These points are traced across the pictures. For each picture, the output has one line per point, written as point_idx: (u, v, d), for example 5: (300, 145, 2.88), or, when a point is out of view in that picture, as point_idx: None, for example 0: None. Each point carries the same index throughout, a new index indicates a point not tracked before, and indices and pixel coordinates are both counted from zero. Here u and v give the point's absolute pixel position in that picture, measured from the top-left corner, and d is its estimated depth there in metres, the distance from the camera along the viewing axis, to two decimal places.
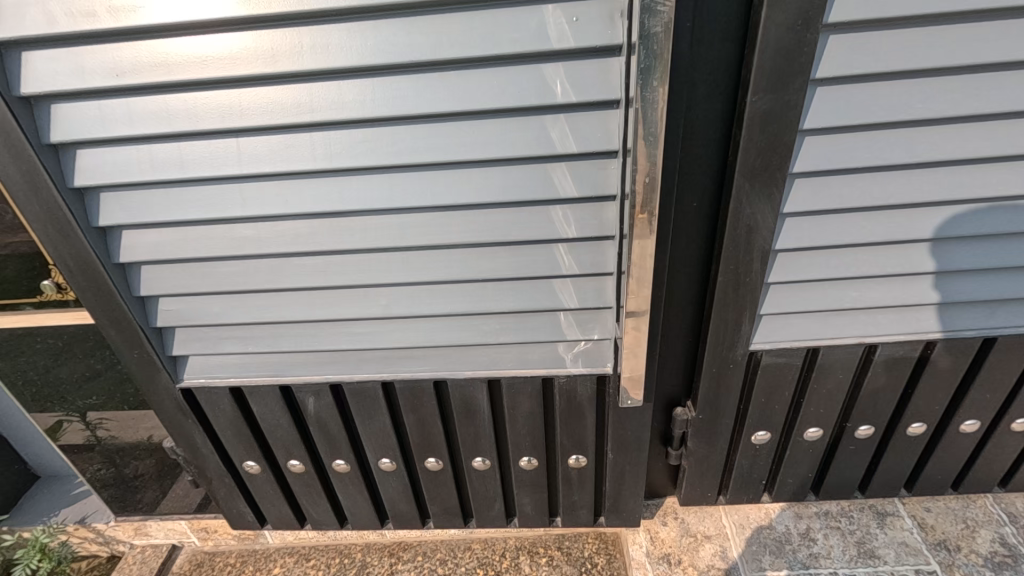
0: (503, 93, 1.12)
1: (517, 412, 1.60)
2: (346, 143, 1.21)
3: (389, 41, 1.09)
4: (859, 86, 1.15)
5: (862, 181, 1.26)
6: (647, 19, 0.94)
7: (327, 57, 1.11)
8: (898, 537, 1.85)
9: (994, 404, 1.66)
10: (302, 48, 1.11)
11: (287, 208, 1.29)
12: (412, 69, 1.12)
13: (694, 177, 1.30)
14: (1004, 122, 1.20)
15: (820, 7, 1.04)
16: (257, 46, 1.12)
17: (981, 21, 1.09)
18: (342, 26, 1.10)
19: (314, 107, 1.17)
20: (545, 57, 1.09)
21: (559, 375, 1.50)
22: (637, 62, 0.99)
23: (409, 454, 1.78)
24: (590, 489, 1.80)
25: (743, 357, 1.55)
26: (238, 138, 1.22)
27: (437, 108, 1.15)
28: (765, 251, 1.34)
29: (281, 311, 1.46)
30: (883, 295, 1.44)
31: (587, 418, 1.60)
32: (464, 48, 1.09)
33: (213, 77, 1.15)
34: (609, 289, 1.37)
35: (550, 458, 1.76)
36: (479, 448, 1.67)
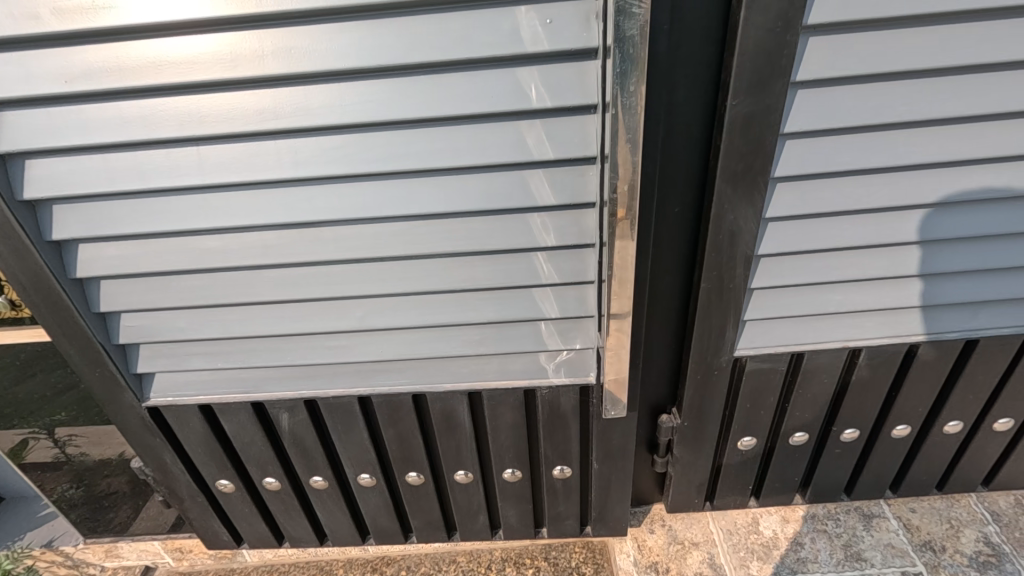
0: (479, 98, 1.08)
1: (500, 424, 1.56)
2: (314, 151, 1.15)
3: (359, 44, 1.04)
4: (840, 88, 1.13)
5: (844, 185, 1.24)
6: (623, 21, 0.91)
7: (293, 61, 1.06)
8: (884, 539, 1.84)
9: (976, 405, 1.66)
10: (266, 52, 1.06)
11: (255, 219, 1.23)
12: (383, 74, 1.07)
13: (676, 182, 1.27)
14: (985, 124, 1.19)
15: (800, 7, 1.02)
16: (216, 50, 1.06)
17: (961, 22, 1.07)
18: (309, 28, 1.04)
19: (278, 114, 1.11)
20: (521, 60, 1.05)
21: (541, 386, 1.47)
22: (614, 67, 0.95)
23: (390, 469, 1.72)
24: (576, 500, 1.76)
25: (728, 363, 1.52)
26: (200, 147, 1.16)
27: (411, 114, 1.10)
28: (748, 256, 1.32)
29: (253, 326, 1.40)
30: (866, 299, 1.42)
31: (571, 429, 1.56)
32: (438, 52, 1.04)
33: (172, 83, 1.09)
34: (591, 298, 1.33)
35: (534, 470, 1.72)
36: (462, 461, 1.63)
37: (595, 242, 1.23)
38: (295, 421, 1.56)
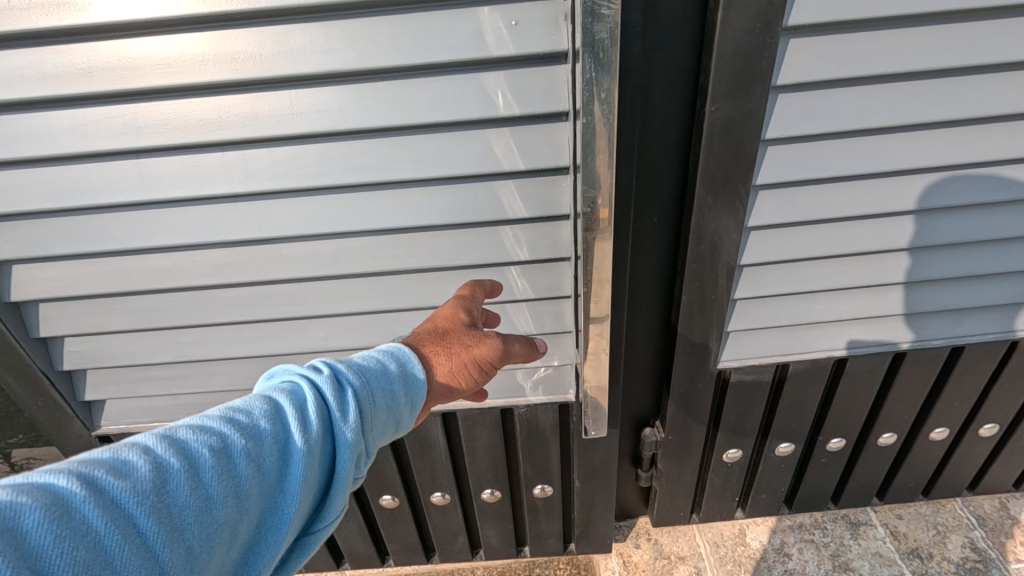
0: (443, 106, 1.01)
1: (476, 444, 1.49)
2: (266, 162, 1.07)
3: (312, 49, 0.96)
4: (821, 93, 1.07)
5: (827, 192, 1.19)
6: (593, 23, 0.84)
7: (238, 66, 0.97)
8: (872, 548, 1.82)
9: (962, 411, 1.63)
10: (207, 56, 0.97)
11: (206, 236, 1.14)
12: (338, 80, 0.99)
13: (655, 191, 1.21)
14: (969, 129, 1.15)
15: (779, 8, 0.96)
16: (150, 55, 0.97)
17: (946, 22, 1.02)
18: (254, 30, 0.95)
19: (225, 123, 1.03)
20: (486, 65, 0.98)
21: (518, 405, 1.40)
22: (583, 73, 0.89)
23: (363, 492, 1.64)
24: (558, 518, 1.70)
25: (712, 376, 1.47)
26: (140, 160, 1.06)
27: (369, 123, 1.02)
28: (730, 267, 1.26)
29: (210, 349, 1.31)
30: (850, 308, 1.38)
31: (551, 447, 1.50)
32: (399, 56, 0.96)
33: (105, 90, 0.99)
34: (568, 313, 1.27)
35: (514, 489, 1.65)
36: (437, 483, 1.56)
37: (571, 255, 1.17)
38: None
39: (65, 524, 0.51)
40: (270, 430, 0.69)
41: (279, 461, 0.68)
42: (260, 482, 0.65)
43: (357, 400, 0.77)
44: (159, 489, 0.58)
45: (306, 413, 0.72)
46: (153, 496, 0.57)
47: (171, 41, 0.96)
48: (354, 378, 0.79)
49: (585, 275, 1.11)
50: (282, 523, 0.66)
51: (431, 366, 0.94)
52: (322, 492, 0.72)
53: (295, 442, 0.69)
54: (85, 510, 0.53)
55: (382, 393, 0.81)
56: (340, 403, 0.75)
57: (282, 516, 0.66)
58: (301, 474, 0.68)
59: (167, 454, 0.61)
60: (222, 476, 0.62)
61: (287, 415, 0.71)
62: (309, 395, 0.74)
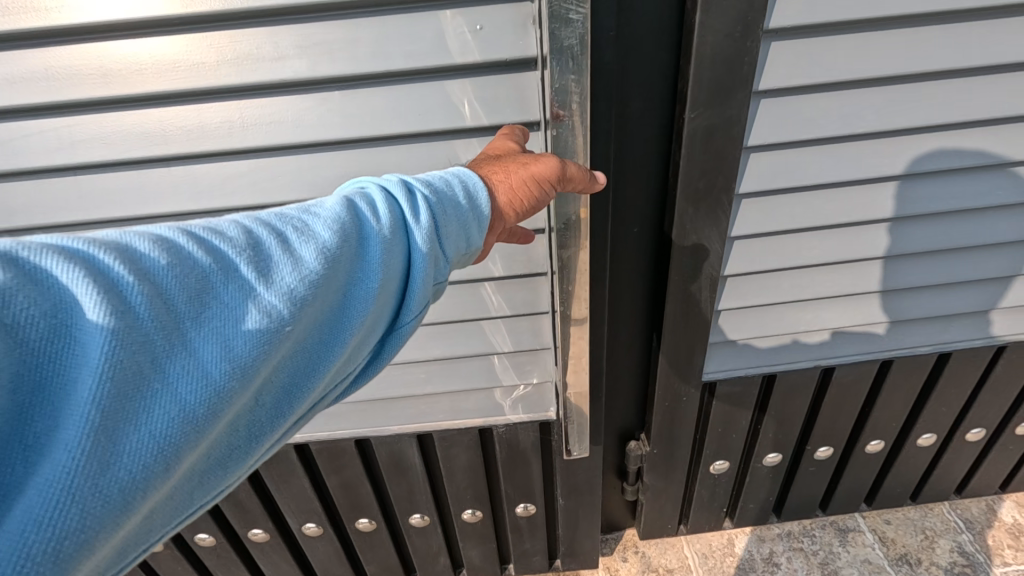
0: (405, 116, 0.95)
1: (455, 465, 1.43)
2: (218, 178, 0.99)
3: (261, 56, 0.89)
4: (804, 98, 1.03)
5: (812, 200, 1.15)
6: (559, 28, 0.78)
7: (180, 75, 0.89)
8: (861, 555, 1.79)
9: (948, 417, 1.61)
10: (143, 64, 0.88)
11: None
12: (290, 90, 0.92)
13: (634, 201, 1.16)
14: (955, 134, 1.11)
15: (760, 10, 0.91)
16: (81, 64, 0.88)
17: (932, 24, 0.98)
18: (196, 36, 0.87)
19: (169, 137, 0.95)
20: (449, 73, 0.91)
21: (497, 425, 1.35)
22: (552, 80, 0.83)
23: (338, 516, 1.57)
24: (542, 536, 1.64)
25: (696, 388, 1.43)
26: (78, 177, 0.98)
27: (327, 136, 0.96)
28: (714, 278, 1.22)
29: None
30: (836, 317, 1.35)
31: (532, 466, 1.45)
32: (357, 64, 0.90)
33: (32, 102, 0.90)
34: (546, 330, 1.21)
35: (496, 507, 1.60)
36: (415, 505, 1.49)
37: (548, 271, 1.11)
38: None
39: (175, 260, 0.51)
40: (347, 217, 0.62)
41: (357, 248, 0.62)
42: (338, 270, 0.60)
43: (431, 205, 0.68)
44: (255, 249, 0.56)
45: (387, 204, 0.66)
46: (250, 252, 0.55)
47: (103, 47, 0.87)
48: (427, 186, 0.70)
49: (562, 290, 1.06)
50: (369, 299, 0.62)
51: (489, 184, 0.77)
52: (406, 289, 0.67)
53: (369, 238, 0.63)
54: (191, 252, 0.53)
55: (456, 208, 0.71)
56: (412, 207, 0.68)
57: (370, 296, 0.62)
58: (376, 268, 0.62)
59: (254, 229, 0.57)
60: (311, 241, 0.58)
61: (361, 209, 0.65)
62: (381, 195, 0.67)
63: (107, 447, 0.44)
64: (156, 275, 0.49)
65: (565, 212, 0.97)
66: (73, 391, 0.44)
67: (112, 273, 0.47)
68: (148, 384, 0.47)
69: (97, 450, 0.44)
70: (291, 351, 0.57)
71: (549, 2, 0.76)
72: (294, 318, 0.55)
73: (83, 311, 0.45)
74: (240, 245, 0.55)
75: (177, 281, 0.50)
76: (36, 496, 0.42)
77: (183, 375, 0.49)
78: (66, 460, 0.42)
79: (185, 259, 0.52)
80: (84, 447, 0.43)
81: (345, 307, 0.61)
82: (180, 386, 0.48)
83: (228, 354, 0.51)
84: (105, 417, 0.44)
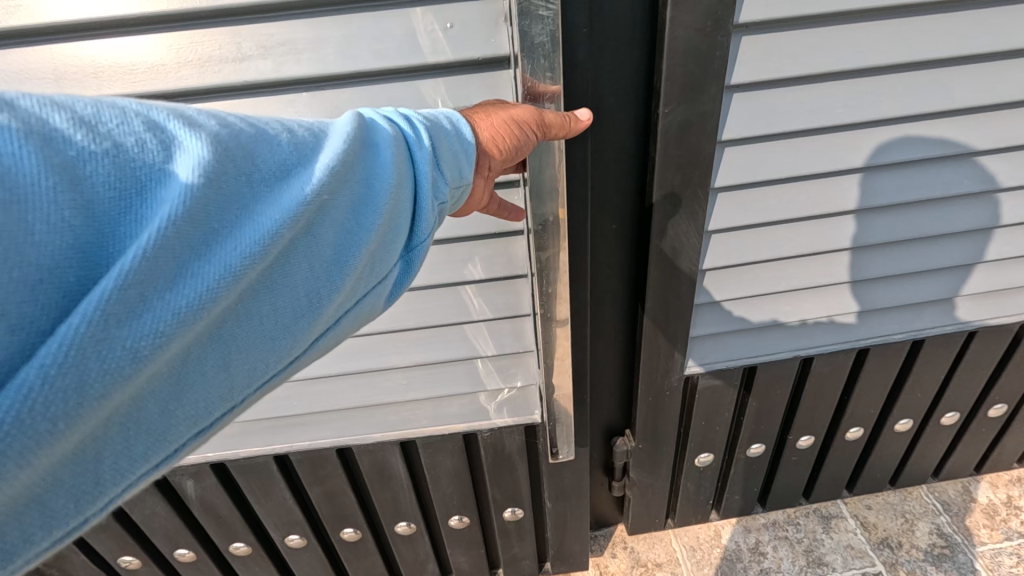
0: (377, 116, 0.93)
1: (439, 472, 1.42)
2: None
3: (226, 57, 0.86)
4: (775, 92, 1.03)
5: (786, 193, 1.16)
6: (530, 24, 0.78)
7: (142, 79, 0.87)
8: (844, 540, 1.83)
9: (924, 402, 1.65)
10: (95, 65, 0.85)
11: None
12: (257, 91, 0.90)
13: (611, 197, 1.15)
14: (923, 124, 1.13)
15: (730, 5, 0.91)
16: (32, 69, 0.84)
17: (896, 18, 0.99)
18: (157, 37, 0.84)
19: None
20: (421, 72, 0.90)
21: (482, 430, 1.34)
22: (524, 78, 0.82)
23: (323, 527, 1.55)
24: (530, 540, 1.64)
25: (679, 382, 1.44)
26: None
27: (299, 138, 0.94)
28: (692, 272, 1.22)
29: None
30: (813, 307, 1.37)
31: (518, 470, 1.44)
32: (328, 65, 0.88)
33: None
34: (528, 331, 1.20)
35: (483, 512, 1.59)
36: (402, 513, 1.47)
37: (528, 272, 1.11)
38: (204, 487, 1.36)
39: (231, 129, 0.52)
40: (365, 121, 0.63)
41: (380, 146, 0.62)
42: (360, 162, 0.59)
43: (435, 128, 0.69)
44: (296, 134, 0.57)
45: (405, 120, 0.68)
46: (292, 134, 0.56)
47: (50, 50, 0.83)
48: (430, 115, 0.71)
49: (542, 291, 1.05)
50: (398, 185, 0.62)
51: (472, 120, 0.78)
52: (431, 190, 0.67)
53: (380, 145, 0.62)
54: (243, 127, 0.54)
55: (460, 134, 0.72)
56: (416, 128, 0.68)
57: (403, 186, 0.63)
58: (390, 166, 0.61)
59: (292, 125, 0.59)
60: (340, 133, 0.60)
61: (372, 121, 0.65)
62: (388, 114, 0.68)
63: (163, 268, 0.43)
64: (214, 130, 0.50)
65: (544, 212, 0.97)
66: (135, 216, 0.44)
67: (174, 122, 0.48)
68: (209, 221, 0.46)
69: (158, 269, 0.43)
70: (334, 222, 0.56)
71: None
72: (334, 187, 0.55)
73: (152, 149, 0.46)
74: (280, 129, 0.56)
75: (234, 139, 0.51)
76: (92, 302, 0.39)
77: (241, 220, 0.49)
78: (123, 269, 0.41)
79: (238, 127, 0.53)
80: (143, 261, 0.42)
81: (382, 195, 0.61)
82: (239, 226, 0.48)
83: (283, 206, 0.51)
84: (167, 239, 0.43)
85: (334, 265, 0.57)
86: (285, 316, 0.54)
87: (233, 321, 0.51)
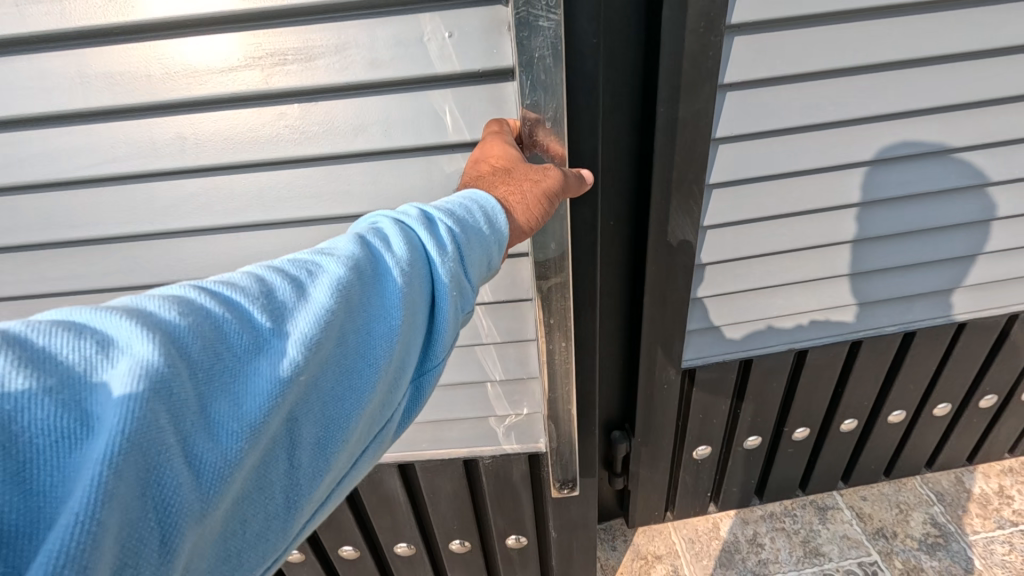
0: (388, 122, 0.96)
1: (440, 494, 1.45)
2: (202, 189, 1.00)
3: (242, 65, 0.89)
4: (765, 90, 1.07)
5: (779, 188, 1.20)
6: (530, 36, 0.81)
7: (159, 86, 0.90)
8: (840, 530, 1.86)
9: (916, 393, 1.69)
10: (114, 73, 0.88)
11: (135, 263, 1.07)
12: (273, 100, 0.93)
13: (608, 194, 1.19)
14: (909, 121, 1.17)
15: (722, 6, 0.94)
16: (59, 77, 0.88)
17: (883, 18, 1.03)
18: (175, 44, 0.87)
19: (151, 151, 0.96)
20: (432, 82, 0.93)
21: (483, 456, 1.38)
22: (525, 91, 0.87)
23: (321, 545, 1.56)
24: (534, 568, 1.66)
25: (677, 376, 1.47)
26: (43, 191, 0.98)
27: (312, 143, 0.97)
28: (688, 266, 1.25)
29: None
30: (807, 301, 1.40)
31: (522, 499, 1.48)
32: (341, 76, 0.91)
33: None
34: (531, 359, 1.23)
35: (485, 538, 1.61)
36: (400, 534, 1.51)
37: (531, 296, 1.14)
38: None
39: (189, 315, 0.45)
40: (362, 254, 0.58)
41: (378, 284, 0.57)
42: (353, 312, 0.54)
43: (451, 236, 0.64)
44: (270, 296, 0.50)
45: (408, 233, 0.62)
46: (265, 298, 0.50)
47: (69, 59, 0.87)
48: (448, 215, 0.66)
49: (544, 321, 1.09)
50: (402, 326, 0.57)
51: (506, 204, 0.75)
52: (432, 318, 0.62)
53: (388, 277, 0.58)
54: (204, 306, 0.47)
55: (475, 240, 0.67)
56: (433, 237, 0.63)
57: (398, 333, 0.57)
58: (398, 306, 0.57)
59: (269, 278, 0.52)
60: (327, 281, 0.54)
61: (377, 245, 0.60)
62: (396, 227, 0.62)
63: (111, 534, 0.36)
64: (167, 327, 0.43)
65: (545, 244, 1.01)
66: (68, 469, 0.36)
67: (124, 329, 0.41)
68: (166, 454, 0.40)
69: (107, 536, 0.36)
70: (319, 400, 0.51)
71: (517, 10, 0.79)
72: (316, 361, 0.50)
73: (95, 374, 0.39)
74: (258, 292, 0.50)
75: (193, 332, 0.44)
76: None
77: (203, 439, 0.42)
78: (60, 555, 0.34)
79: (197, 310, 0.46)
80: (87, 538, 0.35)
81: (374, 348, 0.55)
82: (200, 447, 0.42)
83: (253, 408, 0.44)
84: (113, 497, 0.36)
85: (323, 445, 0.51)
86: (269, 520, 0.48)
87: (207, 547, 0.44)
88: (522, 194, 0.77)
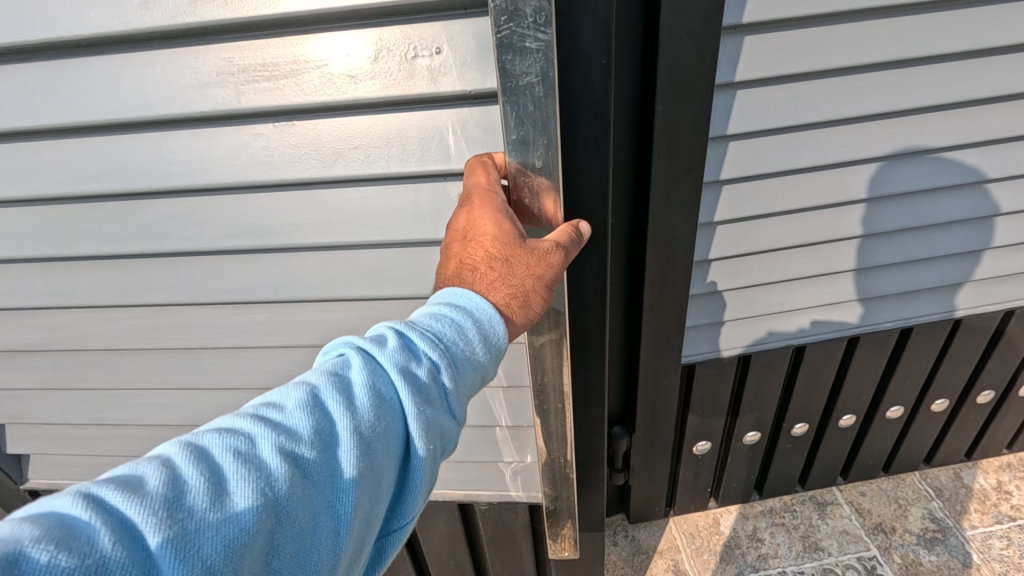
0: (378, 147, 0.93)
1: (435, 532, 1.54)
2: (209, 203, 1.01)
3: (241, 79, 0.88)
4: (761, 90, 1.09)
5: (776, 187, 1.22)
6: (513, 59, 0.71)
7: (160, 98, 0.90)
8: (839, 526, 1.88)
9: (914, 388, 1.71)
10: (116, 85, 0.89)
11: (147, 267, 1.11)
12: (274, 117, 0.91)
13: None
14: (905, 120, 1.18)
15: (718, 8, 0.96)
16: (68, 84, 0.90)
17: (878, 18, 1.05)
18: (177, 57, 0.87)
19: (158, 162, 0.97)
20: (432, 103, 0.89)
21: (480, 501, 1.45)
22: (510, 124, 0.77)
23: None
24: None
25: (677, 372, 1.48)
26: (62, 194, 1.01)
27: (300, 165, 0.96)
28: (687, 263, 1.27)
29: (167, 370, 1.29)
30: (805, 297, 1.42)
31: (519, 543, 1.57)
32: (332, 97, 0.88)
33: (12, 127, 0.93)
34: (529, 409, 1.25)
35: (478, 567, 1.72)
36: (395, 567, 1.60)
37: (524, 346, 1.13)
38: None
39: (73, 548, 0.41)
40: (307, 426, 0.55)
41: (319, 463, 0.54)
42: (289, 501, 0.51)
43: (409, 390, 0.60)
44: (179, 503, 0.46)
45: (372, 380, 0.59)
46: (174, 507, 0.46)
47: (79, 67, 0.88)
48: (414, 360, 0.62)
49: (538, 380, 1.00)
50: (344, 510, 0.54)
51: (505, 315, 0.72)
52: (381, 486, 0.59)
53: (334, 451, 0.55)
54: (93, 530, 0.42)
55: (439, 390, 0.63)
56: (391, 393, 0.60)
57: (345, 519, 0.54)
58: (343, 487, 0.54)
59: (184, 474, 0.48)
60: (252, 481, 0.50)
61: (327, 408, 0.57)
62: (350, 382, 0.59)
63: None
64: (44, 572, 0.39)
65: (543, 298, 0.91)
66: None
67: None
68: None
69: None
70: None
71: (500, 30, 0.69)
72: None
73: None
74: (179, 480, 0.48)
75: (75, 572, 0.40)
76: None
77: None
78: None
79: (85, 541, 0.41)
80: None
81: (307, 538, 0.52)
82: None
83: None
84: None
85: None
86: None
87: None
88: (524, 292, 0.74)
